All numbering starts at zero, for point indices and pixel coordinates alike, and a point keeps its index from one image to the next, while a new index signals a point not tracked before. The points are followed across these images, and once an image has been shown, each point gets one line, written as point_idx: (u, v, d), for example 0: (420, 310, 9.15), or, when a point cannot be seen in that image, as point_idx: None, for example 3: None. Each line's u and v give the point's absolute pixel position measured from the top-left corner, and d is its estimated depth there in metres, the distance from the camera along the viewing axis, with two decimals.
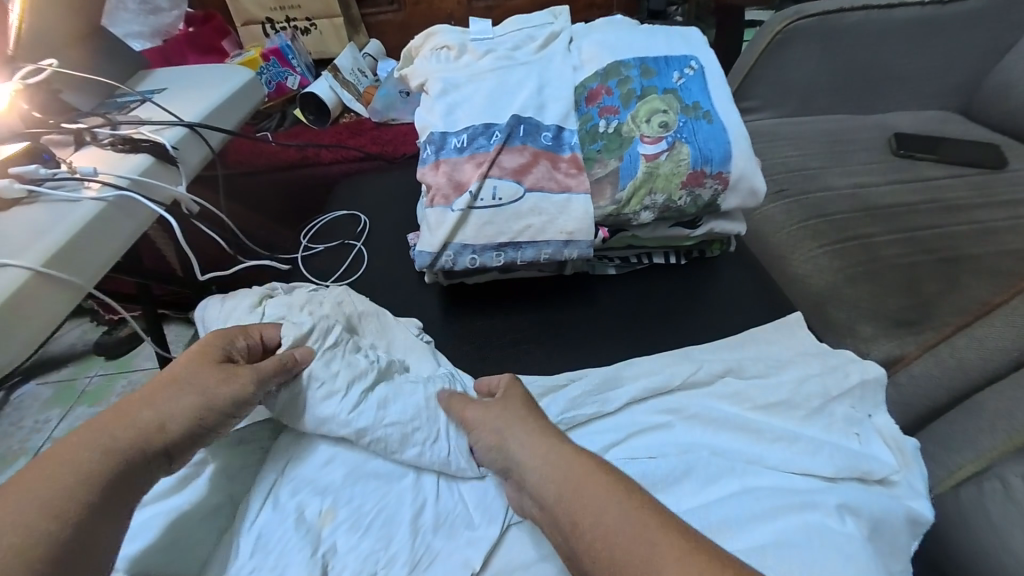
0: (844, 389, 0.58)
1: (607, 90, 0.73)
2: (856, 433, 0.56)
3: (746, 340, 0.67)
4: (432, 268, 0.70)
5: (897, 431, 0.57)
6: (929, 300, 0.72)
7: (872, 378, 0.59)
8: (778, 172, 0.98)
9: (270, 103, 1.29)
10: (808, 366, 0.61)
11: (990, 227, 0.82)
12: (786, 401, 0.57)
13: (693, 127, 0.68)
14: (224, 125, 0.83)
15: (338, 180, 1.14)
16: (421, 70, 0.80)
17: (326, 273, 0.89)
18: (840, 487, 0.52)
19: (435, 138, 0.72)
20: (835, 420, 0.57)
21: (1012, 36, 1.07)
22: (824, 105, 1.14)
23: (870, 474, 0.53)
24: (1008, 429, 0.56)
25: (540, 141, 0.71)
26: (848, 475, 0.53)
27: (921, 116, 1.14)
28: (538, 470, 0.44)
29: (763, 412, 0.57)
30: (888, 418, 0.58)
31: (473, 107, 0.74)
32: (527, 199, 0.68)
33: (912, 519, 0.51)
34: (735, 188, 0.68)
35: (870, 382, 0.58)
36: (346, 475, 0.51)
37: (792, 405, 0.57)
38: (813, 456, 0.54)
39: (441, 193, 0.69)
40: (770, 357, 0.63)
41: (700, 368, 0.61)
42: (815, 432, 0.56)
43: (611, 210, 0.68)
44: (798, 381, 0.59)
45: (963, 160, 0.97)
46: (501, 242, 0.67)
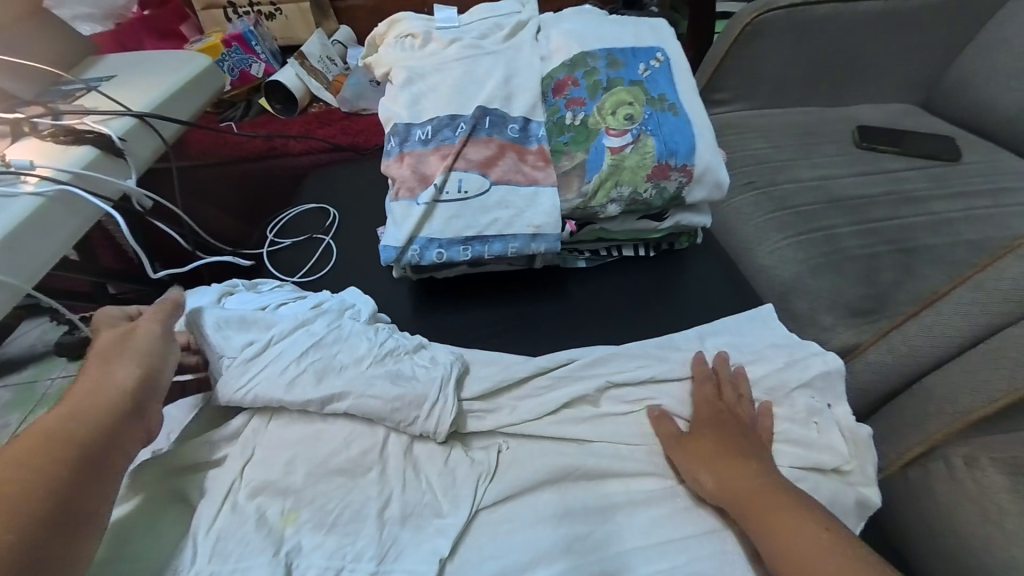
0: (804, 380, 0.60)
1: (574, 81, 0.72)
2: (816, 423, 0.57)
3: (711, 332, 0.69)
4: (398, 263, 0.68)
5: (853, 419, 0.58)
6: (886, 289, 0.74)
7: (834, 369, 0.60)
8: (747, 164, 1.00)
9: (234, 91, 1.25)
10: (770, 357, 0.62)
11: (945, 218, 0.85)
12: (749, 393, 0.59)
13: (659, 120, 0.69)
14: (178, 115, 0.79)
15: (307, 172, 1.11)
16: (386, 58, 0.78)
17: (293, 269, 0.87)
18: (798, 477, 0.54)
19: (399, 130, 0.70)
20: (796, 409, 0.58)
21: (969, 30, 1.10)
22: (792, 98, 1.16)
23: (827, 464, 0.55)
24: (953, 412, 0.58)
25: (506, 133, 0.70)
26: (805, 466, 0.55)
27: (884, 109, 1.17)
28: (732, 485, 0.49)
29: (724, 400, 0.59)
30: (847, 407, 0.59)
31: (439, 97, 0.72)
32: (491, 192, 0.67)
33: (859, 502, 0.54)
34: (700, 180, 0.69)
35: (832, 374, 0.60)
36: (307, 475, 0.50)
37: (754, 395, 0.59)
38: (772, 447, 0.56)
39: (406, 185, 0.67)
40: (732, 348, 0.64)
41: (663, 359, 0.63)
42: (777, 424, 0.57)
43: (579, 203, 0.68)
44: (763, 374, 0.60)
45: (924, 153, 1.00)
46: (468, 236, 0.66)
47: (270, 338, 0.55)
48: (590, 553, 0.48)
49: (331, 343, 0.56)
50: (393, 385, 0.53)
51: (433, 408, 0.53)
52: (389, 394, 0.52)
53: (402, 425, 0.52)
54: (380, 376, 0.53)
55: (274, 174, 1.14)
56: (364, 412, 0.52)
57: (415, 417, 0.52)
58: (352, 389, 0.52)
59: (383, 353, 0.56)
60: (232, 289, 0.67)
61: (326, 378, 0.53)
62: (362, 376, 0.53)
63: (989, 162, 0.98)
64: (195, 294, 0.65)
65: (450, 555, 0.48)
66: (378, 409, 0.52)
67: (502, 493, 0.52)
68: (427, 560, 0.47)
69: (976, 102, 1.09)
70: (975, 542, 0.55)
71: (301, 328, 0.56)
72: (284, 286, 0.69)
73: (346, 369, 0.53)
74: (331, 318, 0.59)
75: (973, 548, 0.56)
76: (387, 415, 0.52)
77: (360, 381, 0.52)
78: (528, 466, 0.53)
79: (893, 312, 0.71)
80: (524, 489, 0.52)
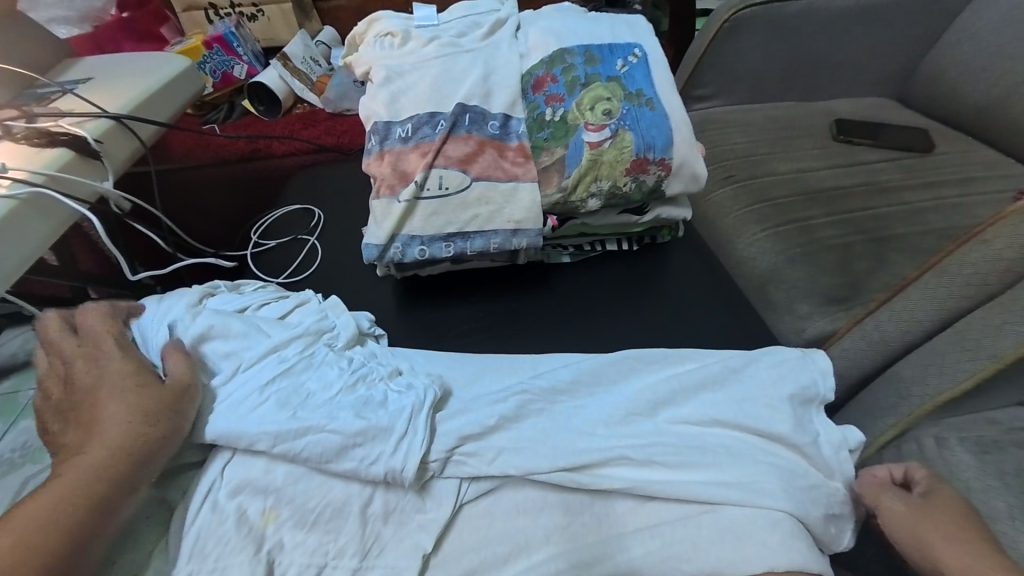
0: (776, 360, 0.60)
1: (552, 78, 0.73)
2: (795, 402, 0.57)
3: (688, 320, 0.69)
4: (380, 261, 0.68)
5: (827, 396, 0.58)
6: (861, 277, 0.76)
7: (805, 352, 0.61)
8: (728, 158, 1.01)
9: (216, 93, 1.24)
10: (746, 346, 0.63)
11: (918, 207, 0.87)
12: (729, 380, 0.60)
13: (637, 115, 0.70)
14: (156, 117, 0.78)
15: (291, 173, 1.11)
16: (365, 57, 0.78)
17: (277, 269, 0.87)
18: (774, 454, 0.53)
19: (379, 128, 0.70)
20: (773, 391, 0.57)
21: (940, 25, 1.13)
22: (771, 93, 1.18)
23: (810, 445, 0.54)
24: (923, 394, 0.59)
25: (486, 130, 0.70)
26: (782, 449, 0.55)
27: (860, 103, 1.19)
28: None
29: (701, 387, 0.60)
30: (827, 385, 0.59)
31: (418, 95, 0.72)
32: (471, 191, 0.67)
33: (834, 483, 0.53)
34: (678, 174, 0.70)
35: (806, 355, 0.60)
36: (288, 474, 0.50)
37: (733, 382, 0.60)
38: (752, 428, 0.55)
39: (386, 183, 0.67)
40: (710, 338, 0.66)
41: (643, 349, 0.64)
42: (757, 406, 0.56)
43: (559, 199, 0.69)
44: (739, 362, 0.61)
45: (898, 145, 1.02)
46: (449, 232, 0.67)
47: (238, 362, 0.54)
48: (570, 543, 0.49)
49: (299, 374, 0.54)
50: (358, 417, 0.50)
51: (402, 441, 0.50)
52: (353, 423, 0.50)
53: (366, 461, 0.49)
54: (344, 409, 0.51)
55: (257, 175, 1.13)
56: (319, 452, 0.48)
57: (382, 449, 0.49)
58: (314, 424, 0.49)
59: (357, 381, 0.55)
60: (213, 290, 0.67)
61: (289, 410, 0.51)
62: (326, 410, 0.51)
63: (961, 152, 1.01)
64: (173, 295, 0.64)
65: (433, 551, 0.48)
66: (335, 443, 0.49)
67: (484, 487, 0.52)
68: (408, 554, 0.47)
69: (948, 95, 1.12)
70: None
71: (274, 352, 0.56)
72: (267, 287, 0.69)
73: (308, 402, 0.51)
74: (305, 342, 0.58)
75: None
76: (347, 448, 0.49)
77: (324, 414, 0.51)
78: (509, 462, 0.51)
79: (866, 300, 0.73)
80: (506, 482, 0.52)
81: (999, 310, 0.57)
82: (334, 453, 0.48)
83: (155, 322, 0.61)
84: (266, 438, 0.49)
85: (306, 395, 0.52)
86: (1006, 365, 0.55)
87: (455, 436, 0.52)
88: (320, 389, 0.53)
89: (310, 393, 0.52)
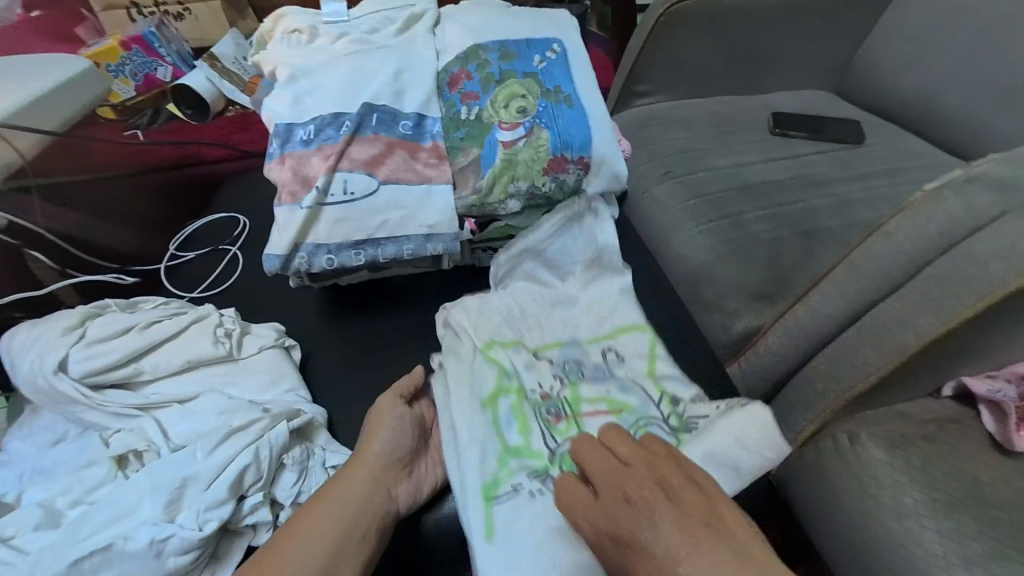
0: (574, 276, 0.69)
1: (467, 75, 0.70)
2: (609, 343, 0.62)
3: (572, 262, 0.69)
4: (285, 272, 0.64)
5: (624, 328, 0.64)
6: (785, 272, 0.76)
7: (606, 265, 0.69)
8: (666, 154, 1.00)
9: (139, 99, 1.16)
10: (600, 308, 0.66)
11: (845, 199, 0.88)
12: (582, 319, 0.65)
13: (554, 112, 0.67)
14: (41, 127, 0.73)
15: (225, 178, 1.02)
16: (272, 55, 0.74)
17: (190, 282, 0.80)
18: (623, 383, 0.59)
19: (280, 131, 0.66)
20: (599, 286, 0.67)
21: (873, 18, 1.14)
22: (711, 89, 1.18)
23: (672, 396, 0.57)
24: (838, 389, 0.58)
25: (396, 131, 0.67)
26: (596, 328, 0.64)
27: (799, 96, 1.20)
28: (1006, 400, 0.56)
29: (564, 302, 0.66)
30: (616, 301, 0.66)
31: (324, 94, 0.68)
32: (571, 203, 0.69)
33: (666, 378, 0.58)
34: (597, 172, 0.68)
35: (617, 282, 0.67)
36: (157, 494, 0.46)
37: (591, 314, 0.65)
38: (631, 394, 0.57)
39: (288, 189, 0.63)
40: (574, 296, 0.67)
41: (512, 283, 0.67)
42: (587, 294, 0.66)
43: (475, 200, 0.65)
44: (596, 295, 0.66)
45: (831, 137, 1.03)
46: (358, 239, 0.63)
47: (114, 408, 0.53)
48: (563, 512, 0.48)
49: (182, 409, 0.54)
50: (218, 449, 0.49)
51: (261, 448, 0.49)
52: (220, 456, 0.48)
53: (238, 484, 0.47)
54: (218, 442, 0.50)
55: (187, 182, 1.02)
56: (186, 488, 0.46)
57: (254, 469, 0.48)
58: (186, 462, 0.48)
59: (439, 391, 0.57)
60: (103, 310, 0.62)
61: (155, 453, 0.50)
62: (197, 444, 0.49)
63: (890, 143, 1.02)
64: (54, 318, 0.59)
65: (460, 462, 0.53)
66: (204, 469, 0.47)
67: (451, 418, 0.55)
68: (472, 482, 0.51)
69: (880, 88, 1.14)
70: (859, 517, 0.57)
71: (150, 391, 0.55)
72: (167, 303, 0.64)
73: (189, 434, 0.51)
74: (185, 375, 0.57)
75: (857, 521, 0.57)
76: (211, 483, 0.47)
77: (188, 453, 0.48)
78: (770, 448, 0.48)
79: (790, 294, 0.74)
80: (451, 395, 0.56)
81: None
82: (202, 482, 0.47)
83: (30, 346, 0.57)
84: (128, 507, 0.46)
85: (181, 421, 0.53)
86: (914, 360, 0.54)
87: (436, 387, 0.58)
88: (198, 417, 0.52)
89: (187, 419, 0.52)
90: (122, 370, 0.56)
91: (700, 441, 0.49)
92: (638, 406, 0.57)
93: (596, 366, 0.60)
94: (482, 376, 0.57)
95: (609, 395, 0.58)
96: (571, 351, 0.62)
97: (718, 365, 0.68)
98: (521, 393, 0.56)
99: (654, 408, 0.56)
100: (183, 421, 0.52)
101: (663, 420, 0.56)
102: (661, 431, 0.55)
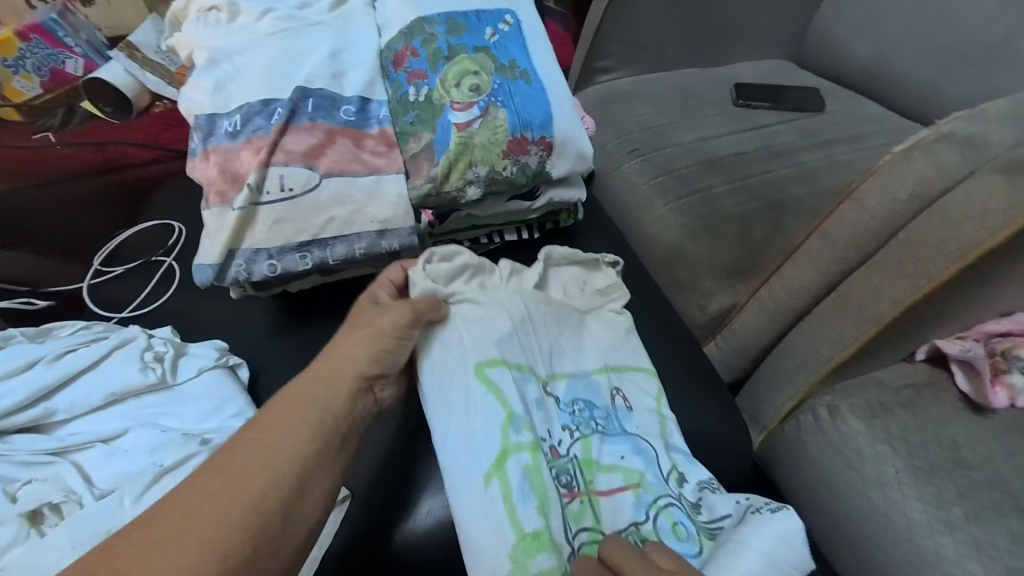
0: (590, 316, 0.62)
1: (412, 52, 0.64)
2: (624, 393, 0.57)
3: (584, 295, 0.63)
4: (222, 283, 0.57)
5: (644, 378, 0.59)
6: (756, 246, 0.75)
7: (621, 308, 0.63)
8: (632, 131, 0.97)
9: (48, 96, 0.99)
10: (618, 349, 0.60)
11: (811, 168, 0.87)
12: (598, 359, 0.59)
13: (510, 90, 0.62)
14: None
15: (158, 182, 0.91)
16: (188, 37, 0.65)
17: (119, 301, 0.71)
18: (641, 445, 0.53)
19: (202, 123, 0.59)
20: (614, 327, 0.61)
21: None
22: (673, 62, 1.15)
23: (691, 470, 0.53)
24: (814, 362, 0.59)
25: (337, 118, 0.60)
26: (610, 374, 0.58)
27: (760, 66, 1.18)
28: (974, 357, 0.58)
29: (581, 342, 0.59)
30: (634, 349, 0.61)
31: (251, 79, 0.60)
32: (591, 262, 0.63)
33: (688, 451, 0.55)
34: (561, 153, 0.64)
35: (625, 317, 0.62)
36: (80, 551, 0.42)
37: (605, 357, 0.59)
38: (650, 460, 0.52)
39: (216, 189, 0.56)
40: (588, 331, 0.60)
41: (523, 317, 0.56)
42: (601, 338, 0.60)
43: (430, 190, 0.59)
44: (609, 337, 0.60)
45: (793, 106, 1.02)
46: (303, 241, 0.57)
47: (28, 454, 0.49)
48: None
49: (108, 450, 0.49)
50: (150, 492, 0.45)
51: None
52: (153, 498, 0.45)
53: None
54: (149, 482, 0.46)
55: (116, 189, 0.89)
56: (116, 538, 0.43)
57: None
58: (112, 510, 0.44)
59: (444, 467, 0.47)
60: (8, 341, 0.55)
61: (76, 504, 0.46)
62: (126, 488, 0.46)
63: (850, 110, 1.02)
64: None
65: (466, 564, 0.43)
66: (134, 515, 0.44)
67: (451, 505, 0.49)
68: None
69: (837, 54, 1.14)
70: (840, 488, 0.57)
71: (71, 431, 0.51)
72: (89, 326, 0.58)
73: (120, 476, 0.47)
74: (111, 410, 0.52)
75: (838, 491, 0.58)
76: None
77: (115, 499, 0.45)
78: (793, 565, 0.41)
79: (762, 268, 0.73)
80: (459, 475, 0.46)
81: (877, 272, 0.54)
82: None
83: None
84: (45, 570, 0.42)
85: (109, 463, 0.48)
86: (885, 327, 0.54)
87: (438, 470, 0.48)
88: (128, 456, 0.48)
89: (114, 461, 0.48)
90: (37, 409, 0.51)
91: (726, 566, 0.40)
92: (653, 481, 0.51)
93: (608, 414, 0.55)
94: (491, 416, 0.47)
95: (624, 465, 0.51)
96: (586, 393, 0.55)
97: (694, 346, 0.67)
98: (538, 449, 0.46)
99: (667, 484, 0.51)
100: (111, 464, 0.48)
101: (677, 500, 0.50)
102: (681, 514, 0.49)
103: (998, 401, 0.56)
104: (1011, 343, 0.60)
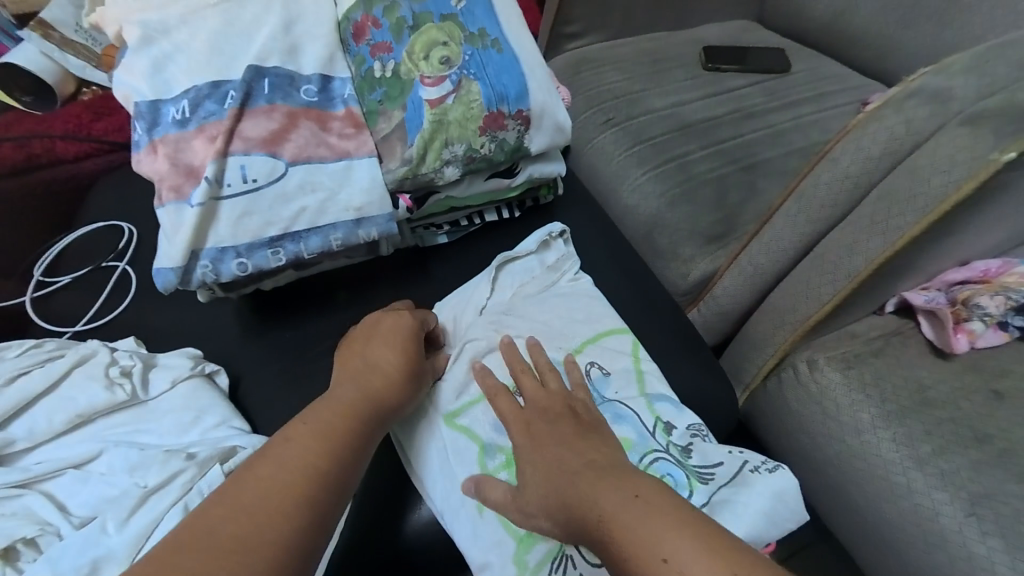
0: (551, 295, 0.63)
1: (374, 22, 0.59)
2: (597, 360, 0.58)
3: (546, 275, 0.65)
4: (187, 286, 0.53)
5: (613, 343, 0.60)
6: (734, 210, 0.76)
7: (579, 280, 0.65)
8: (605, 100, 0.95)
9: None
10: (583, 320, 0.61)
11: (781, 129, 0.89)
12: (561, 333, 0.60)
13: (482, 60, 0.59)
14: None
15: (96, 179, 0.82)
16: (113, 11, 0.57)
17: (72, 314, 0.66)
18: (620, 410, 0.54)
19: (144, 111, 0.53)
20: (578, 302, 0.62)
21: None
22: (641, 26, 1.12)
23: (672, 419, 0.54)
24: (794, 321, 0.61)
25: (298, 98, 0.55)
26: (582, 348, 0.59)
27: (726, 26, 1.17)
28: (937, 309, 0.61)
29: (548, 322, 0.60)
30: (599, 318, 0.61)
31: (194, 58, 0.54)
32: (528, 258, 0.65)
33: (667, 399, 0.56)
34: (539, 126, 0.61)
35: (583, 290, 0.64)
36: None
37: (567, 332, 0.60)
38: (629, 422, 0.53)
39: (169, 184, 0.51)
40: (552, 310, 0.62)
41: (484, 317, 0.60)
42: (564, 316, 0.61)
43: (406, 172, 0.56)
44: (570, 311, 0.62)
45: (760, 67, 1.03)
46: (273, 235, 0.53)
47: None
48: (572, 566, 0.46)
49: (81, 475, 0.46)
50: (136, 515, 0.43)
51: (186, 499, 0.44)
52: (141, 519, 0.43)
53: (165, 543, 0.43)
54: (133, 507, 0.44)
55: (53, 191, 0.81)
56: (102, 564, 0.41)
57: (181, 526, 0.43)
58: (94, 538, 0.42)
59: (433, 473, 0.51)
60: None
61: (56, 535, 0.43)
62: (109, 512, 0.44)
63: (814, 68, 1.04)
64: None
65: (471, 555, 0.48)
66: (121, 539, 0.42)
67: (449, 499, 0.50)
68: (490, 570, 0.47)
69: (799, 12, 1.14)
70: (821, 435, 0.62)
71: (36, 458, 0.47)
72: (38, 344, 0.53)
73: (99, 502, 0.45)
74: (78, 434, 0.49)
75: (819, 438, 0.62)
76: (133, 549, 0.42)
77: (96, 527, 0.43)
78: (790, 518, 0.46)
79: (740, 233, 0.74)
80: (448, 478, 0.51)
81: (851, 230, 0.56)
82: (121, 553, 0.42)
83: None
84: None
85: (85, 490, 0.46)
86: (861, 283, 0.57)
87: (428, 472, 0.51)
88: (106, 479, 0.46)
89: (91, 487, 0.46)
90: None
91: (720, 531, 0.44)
92: (638, 439, 0.52)
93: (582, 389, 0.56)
94: (464, 452, 0.51)
95: None
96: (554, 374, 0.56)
97: (679, 313, 0.69)
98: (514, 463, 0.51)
99: (653, 438, 0.52)
100: (87, 489, 0.46)
101: (666, 451, 0.52)
102: (670, 465, 0.50)
103: (958, 348, 0.60)
104: (970, 289, 0.63)
